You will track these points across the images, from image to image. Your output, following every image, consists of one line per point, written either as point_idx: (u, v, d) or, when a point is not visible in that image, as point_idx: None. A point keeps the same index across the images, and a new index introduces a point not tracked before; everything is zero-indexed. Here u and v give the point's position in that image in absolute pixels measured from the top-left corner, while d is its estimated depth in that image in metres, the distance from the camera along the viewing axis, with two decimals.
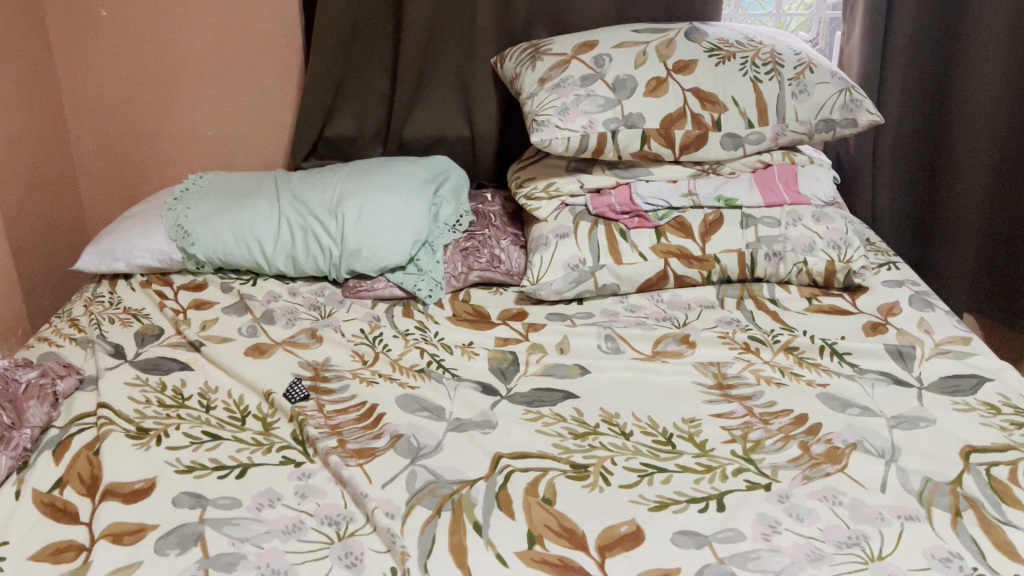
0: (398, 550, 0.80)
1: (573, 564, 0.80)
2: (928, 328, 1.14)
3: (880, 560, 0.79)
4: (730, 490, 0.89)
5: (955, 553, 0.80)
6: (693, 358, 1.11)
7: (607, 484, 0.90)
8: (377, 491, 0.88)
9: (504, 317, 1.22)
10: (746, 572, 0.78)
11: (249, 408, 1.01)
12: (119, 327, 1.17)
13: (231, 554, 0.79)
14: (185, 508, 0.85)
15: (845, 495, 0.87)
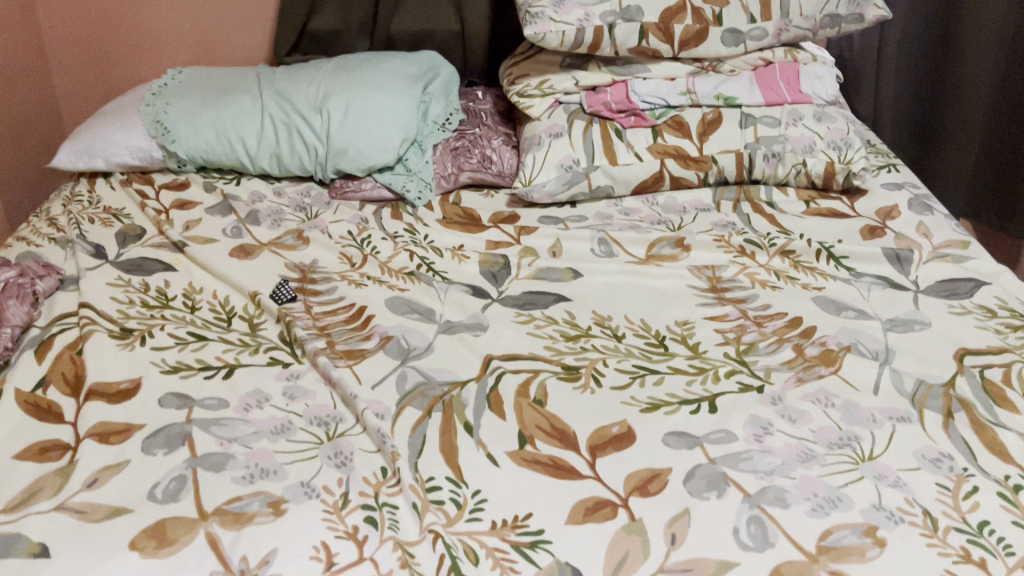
0: (389, 450, 0.80)
1: (564, 464, 0.80)
2: (926, 231, 1.12)
3: (871, 460, 0.79)
4: (722, 392, 0.88)
5: (945, 453, 0.80)
6: (687, 262, 1.09)
7: (598, 386, 0.89)
8: (367, 392, 0.87)
9: (495, 220, 1.19)
10: (737, 472, 0.78)
11: (235, 309, 0.99)
12: (99, 227, 1.14)
13: (220, 453, 0.79)
14: (171, 408, 0.83)
15: (838, 397, 0.87)
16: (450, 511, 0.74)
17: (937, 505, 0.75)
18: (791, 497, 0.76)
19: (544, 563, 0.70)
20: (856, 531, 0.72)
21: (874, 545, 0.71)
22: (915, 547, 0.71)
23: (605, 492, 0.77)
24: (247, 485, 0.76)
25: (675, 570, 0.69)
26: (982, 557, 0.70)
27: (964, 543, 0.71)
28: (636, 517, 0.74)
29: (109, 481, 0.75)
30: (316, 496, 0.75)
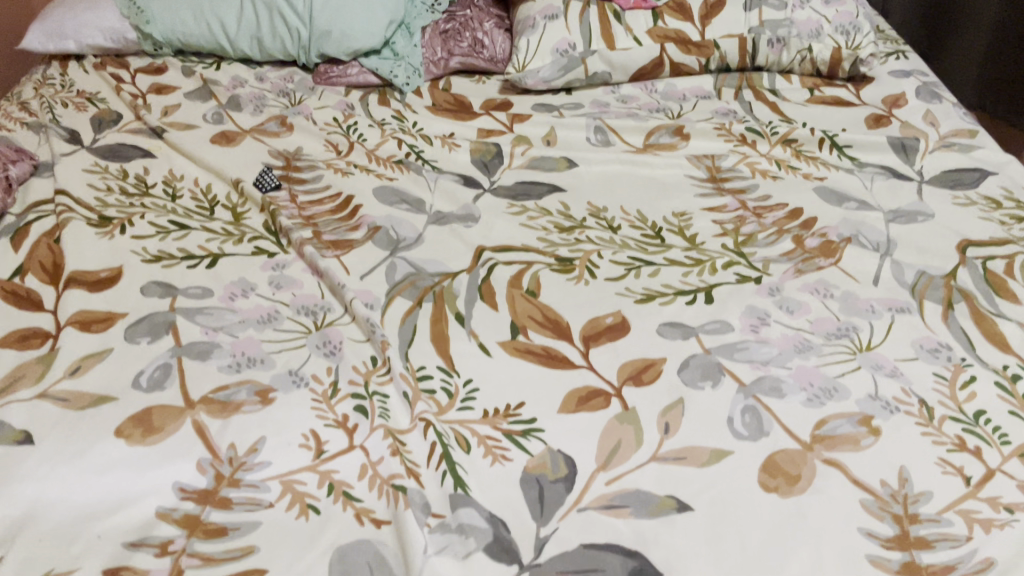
0: (379, 339, 0.78)
1: (557, 354, 0.78)
2: (933, 120, 1.08)
3: (868, 351, 0.78)
4: (719, 283, 0.86)
5: (944, 344, 0.79)
6: (686, 151, 1.05)
7: (592, 278, 0.87)
8: (356, 282, 0.85)
9: (487, 108, 1.14)
10: (733, 363, 0.77)
11: (218, 198, 0.96)
12: (73, 112, 1.09)
13: (205, 342, 0.77)
14: (154, 297, 0.81)
15: (837, 288, 0.85)
16: (442, 401, 0.73)
17: (934, 395, 0.74)
18: (786, 387, 0.75)
19: (536, 451, 0.69)
20: (851, 421, 0.71)
21: (869, 433, 0.70)
22: (911, 436, 0.70)
23: (598, 382, 0.76)
24: (233, 373, 0.74)
25: (668, 459, 0.69)
26: (978, 445, 0.69)
27: (960, 432, 0.70)
28: (629, 406, 0.73)
29: (92, 369, 0.73)
30: (304, 385, 0.74)
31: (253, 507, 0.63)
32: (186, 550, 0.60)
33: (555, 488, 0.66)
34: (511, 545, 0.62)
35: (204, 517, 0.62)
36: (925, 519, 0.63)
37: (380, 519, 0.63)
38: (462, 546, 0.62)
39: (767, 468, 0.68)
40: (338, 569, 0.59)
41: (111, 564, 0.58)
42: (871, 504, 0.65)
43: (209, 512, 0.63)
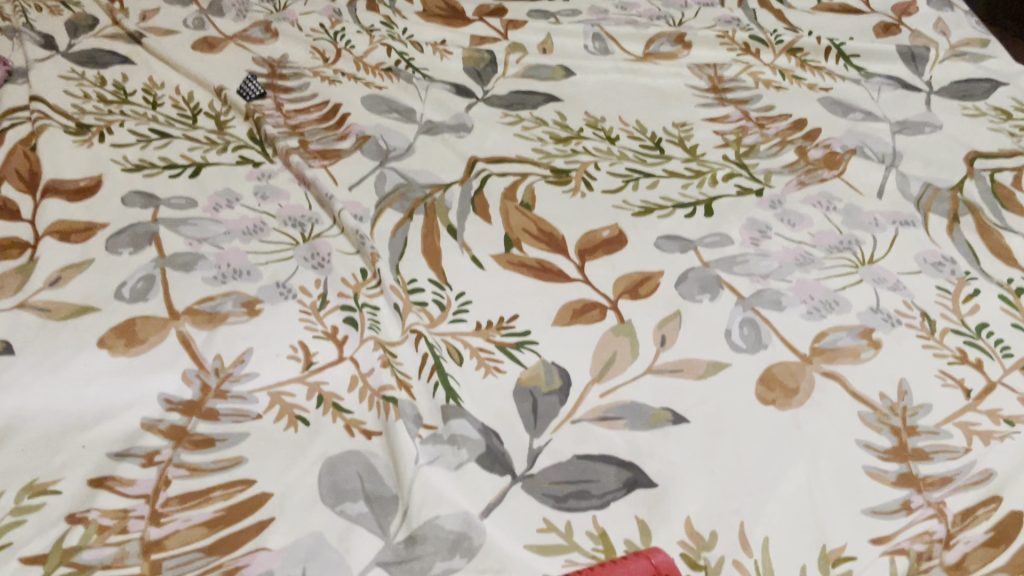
0: (368, 251, 0.76)
1: (551, 268, 0.76)
2: (944, 29, 1.05)
3: (870, 264, 0.76)
4: (719, 196, 0.84)
5: (948, 257, 0.77)
6: (687, 61, 1.02)
7: (589, 191, 0.84)
8: (344, 194, 0.83)
9: (480, 13, 1.09)
10: (732, 276, 0.75)
11: (200, 106, 0.92)
12: (46, 16, 1.04)
13: (189, 254, 0.75)
14: (135, 208, 0.78)
15: (840, 201, 0.83)
16: (433, 313, 0.72)
17: (936, 308, 0.72)
18: (786, 300, 0.73)
19: (530, 364, 0.68)
20: (851, 334, 0.70)
21: (869, 346, 0.69)
22: (912, 349, 0.69)
23: (594, 295, 0.74)
24: (219, 285, 0.72)
25: (664, 371, 0.67)
26: (979, 358, 0.68)
27: (961, 345, 0.69)
28: (625, 319, 0.72)
29: (72, 281, 0.71)
30: (291, 297, 0.72)
31: (241, 419, 0.62)
32: (173, 461, 0.59)
33: (549, 400, 0.65)
34: (503, 457, 0.61)
35: (191, 428, 0.61)
36: (924, 431, 0.62)
37: (370, 431, 0.62)
38: (454, 457, 0.61)
39: (765, 380, 0.66)
40: (327, 480, 0.58)
41: (96, 474, 0.57)
42: (870, 416, 0.63)
43: (196, 423, 0.61)
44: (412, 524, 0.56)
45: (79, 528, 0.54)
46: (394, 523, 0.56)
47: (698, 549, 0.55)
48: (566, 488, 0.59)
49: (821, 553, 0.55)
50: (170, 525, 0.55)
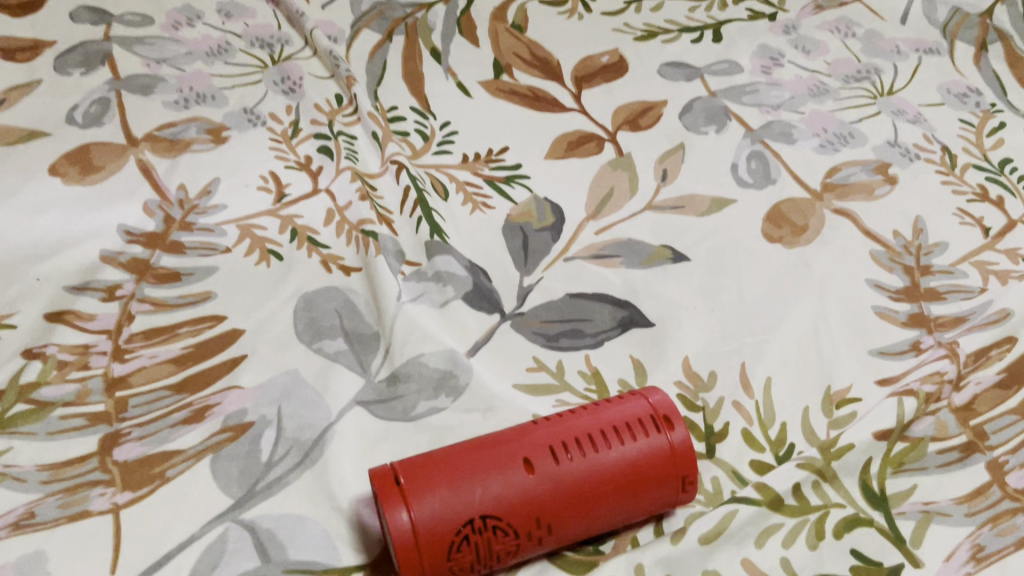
0: (343, 76, 0.70)
1: (545, 96, 0.70)
2: None
3: (890, 95, 0.71)
4: (729, 20, 0.77)
5: (973, 89, 0.72)
6: None
7: (587, 13, 0.77)
8: (316, 12, 0.75)
9: None
10: (740, 106, 0.70)
11: None
12: None
13: (147, 77, 0.68)
14: (85, 25, 0.71)
15: (860, 28, 0.77)
16: (416, 144, 0.66)
17: (959, 142, 0.67)
18: (798, 132, 0.68)
19: (521, 199, 0.63)
20: (866, 169, 0.65)
21: (884, 183, 0.64)
22: (929, 186, 0.64)
23: (591, 126, 0.68)
24: (181, 110, 0.66)
25: (665, 208, 0.63)
26: (1000, 196, 0.64)
27: (982, 182, 0.64)
28: (624, 152, 0.66)
29: (18, 103, 0.64)
30: (261, 124, 0.66)
31: (208, 253, 0.57)
32: (136, 296, 0.54)
33: (540, 237, 0.61)
34: (491, 295, 0.57)
35: (154, 262, 0.56)
36: (938, 270, 0.59)
37: (348, 267, 0.58)
38: (439, 295, 0.57)
39: (772, 218, 0.62)
40: (303, 316, 0.54)
41: (52, 307, 0.53)
42: (882, 255, 0.60)
43: (160, 257, 0.57)
44: (395, 363, 0.53)
45: (36, 364, 0.50)
46: (375, 362, 0.53)
47: (696, 390, 0.52)
48: (558, 327, 0.56)
49: (825, 395, 0.52)
50: (134, 362, 0.51)
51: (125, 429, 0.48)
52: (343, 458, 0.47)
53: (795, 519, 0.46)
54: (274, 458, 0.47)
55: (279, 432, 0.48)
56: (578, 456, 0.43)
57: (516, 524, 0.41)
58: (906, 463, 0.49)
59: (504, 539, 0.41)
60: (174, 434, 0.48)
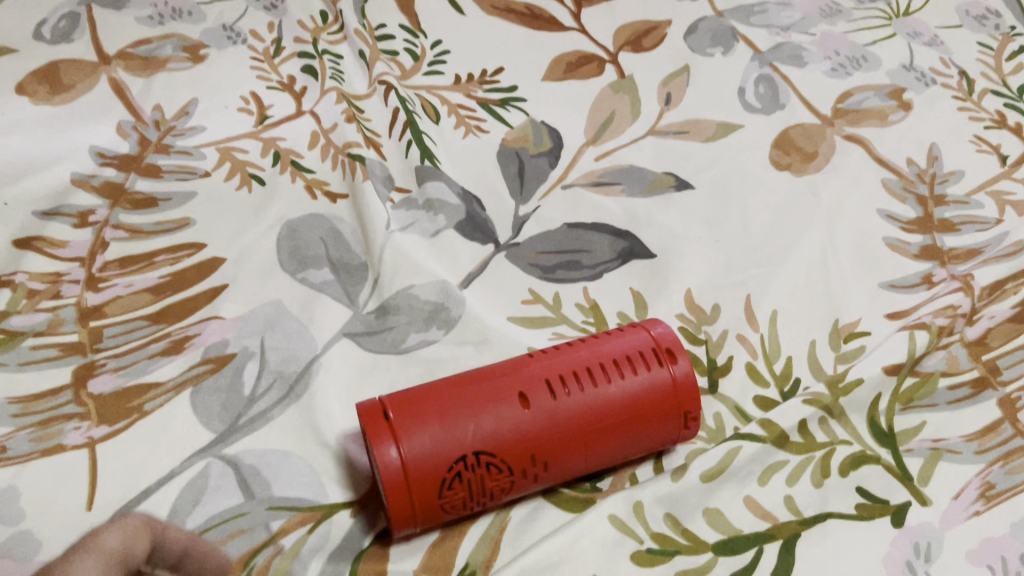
0: None
1: (543, 14, 0.66)
2: None
3: (906, 16, 0.68)
4: None
5: (992, 12, 0.69)
6: None
7: None
8: None
9: None
10: (748, 27, 0.66)
11: None
12: None
13: None
14: None
15: None
16: (405, 64, 0.63)
17: (977, 66, 0.64)
18: (808, 55, 0.64)
19: (516, 123, 0.60)
20: (880, 94, 0.62)
21: (898, 108, 0.61)
22: (945, 112, 0.61)
23: (591, 47, 0.64)
24: (156, 26, 0.62)
25: (668, 133, 0.60)
26: (1018, 123, 0.61)
27: (1000, 108, 0.61)
28: (626, 74, 0.63)
29: None
30: (241, 43, 0.62)
31: (186, 177, 0.54)
32: (110, 222, 0.52)
33: (537, 163, 0.58)
34: (485, 224, 0.55)
35: (129, 186, 0.54)
36: (952, 201, 0.56)
37: (334, 194, 0.55)
38: (430, 224, 0.54)
39: (780, 144, 0.59)
40: (287, 245, 0.52)
41: (22, 233, 0.50)
42: (894, 184, 0.57)
43: (134, 181, 0.54)
44: (384, 294, 0.50)
45: (5, 292, 0.47)
46: (363, 293, 0.50)
47: (699, 323, 0.50)
48: (555, 258, 0.53)
49: (833, 328, 0.50)
50: (109, 291, 0.48)
51: (100, 361, 0.45)
52: (329, 392, 0.45)
53: (801, 456, 0.45)
54: (257, 392, 0.45)
55: (262, 365, 0.46)
56: (576, 391, 0.41)
57: (510, 461, 0.40)
58: (915, 399, 0.47)
59: (498, 476, 0.40)
60: (152, 367, 0.45)
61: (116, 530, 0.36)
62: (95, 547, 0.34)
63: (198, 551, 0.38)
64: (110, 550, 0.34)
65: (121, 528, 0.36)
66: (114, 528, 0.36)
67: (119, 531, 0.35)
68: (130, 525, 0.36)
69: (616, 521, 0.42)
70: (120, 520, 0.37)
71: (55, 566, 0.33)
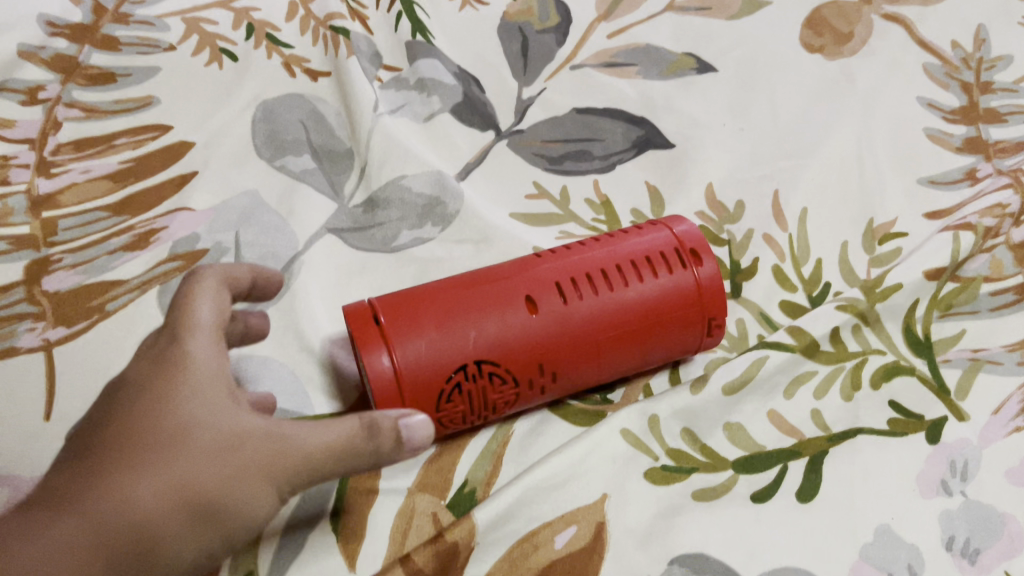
0: None
1: None
2: None
3: None
4: None
5: None
6: None
7: None
8: None
9: None
10: None
11: None
12: None
13: None
14: None
15: None
16: None
17: None
18: None
19: None
20: None
21: None
22: None
23: None
24: None
25: (688, 10, 0.54)
26: None
27: None
28: None
29: None
30: None
31: (147, 51, 0.48)
32: (63, 99, 0.46)
33: (542, 40, 0.52)
34: (484, 107, 0.49)
35: (83, 60, 0.47)
36: (1000, 89, 0.51)
37: (315, 72, 0.49)
38: (423, 107, 0.49)
39: (811, 23, 0.53)
40: (263, 129, 0.46)
41: None
42: (937, 70, 0.51)
43: (89, 53, 0.48)
44: (372, 186, 0.45)
45: None
46: (349, 184, 0.45)
47: (720, 222, 0.46)
48: (562, 148, 0.48)
49: (867, 229, 0.46)
50: (63, 178, 0.43)
51: (55, 256, 0.40)
52: (313, 293, 0.41)
53: (830, 367, 0.41)
54: None
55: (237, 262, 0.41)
56: (589, 295, 0.37)
57: (516, 371, 0.36)
58: (955, 306, 0.43)
59: (502, 387, 0.36)
60: (114, 263, 0.41)
61: (204, 293, 0.31)
62: (196, 319, 0.30)
63: (264, 278, 0.36)
64: (213, 322, 0.30)
65: (205, 281, 0.31)
66: (202, 286, 0.31)
67: (208, 295, 0.31)
68: (213, 281, 0.32)
69: (629, 436, 0.39)
70: (200, 276, 0.32)
71: (164, 349, 0.29)
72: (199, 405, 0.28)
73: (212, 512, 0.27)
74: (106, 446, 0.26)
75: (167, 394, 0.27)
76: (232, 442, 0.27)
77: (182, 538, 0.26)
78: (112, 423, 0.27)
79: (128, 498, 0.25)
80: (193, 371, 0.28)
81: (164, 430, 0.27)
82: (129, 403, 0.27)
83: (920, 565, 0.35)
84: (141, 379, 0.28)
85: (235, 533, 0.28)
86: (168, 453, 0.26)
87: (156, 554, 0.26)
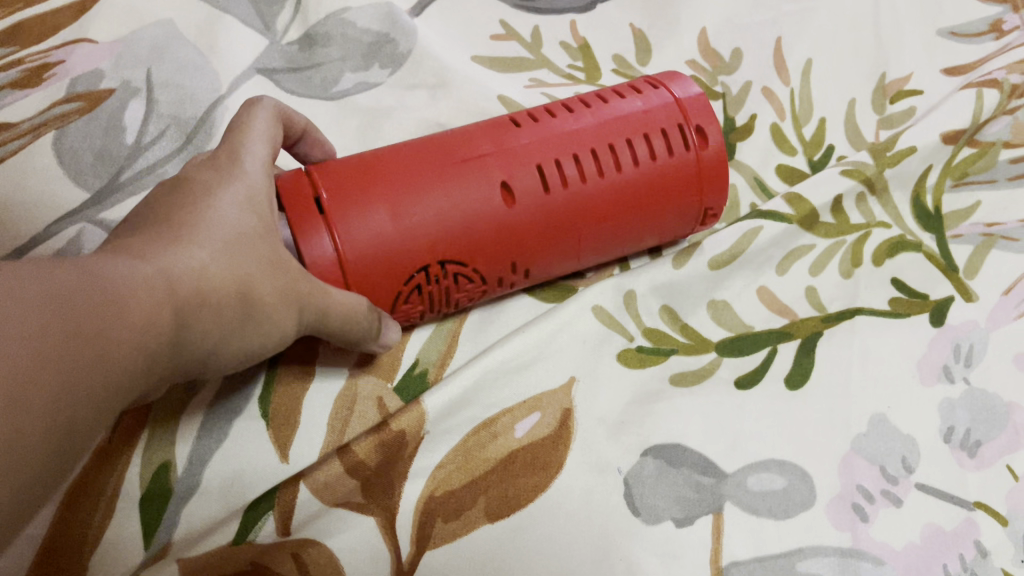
0: None
1: None
2: None
3: None
4: None
5: None
6: None
7: None
8: None
9: None
10: None
11: None
12: None
13: None
14: None
15: None
16: None
17: None
18: None
19: None
20: None
21: None
22: None
23: None
24: None
25: None
26: None
27: None
28: None
29: None
30: None
31: None
32: None
33: None
34: None
35: None
36: None
37: None
38: None
39: None
40: None
41: None
42: None
43: None
44: (310, 20, 0.38)
45: None
46: (282, 17, 0.38)
47: (714, 74, 0.41)
48: None
49: (878, 85, 0.40)
50: None
51: None
52: None
53: (830, 241, 0.37)
54: (145, 140, 0.34)
55: (149, 105, 0.35)
56: (575, 183, 0.31)
57: (483, 270, 0.31)
58: (970, 174, 0.38)
59: (466, 286, 0.31)
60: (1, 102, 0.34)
61: (257, 118, 0.28)
62: (249, 139, 0.28)
63: (312, 137, 0.32)
64: (265, 148, 0.28)
65: (258, 111, 0.29)
66: (256, 113, 0.29)
67: (261, 122, 0.28)
68: (264, 110, 0.29)
69: (602, 314, 0.34)
70: (253, 104, 0.29)
71: (219, 159, 0.27)
72: (255, 218, 0.26)
73: (250, 318, 0.25)
74: (169, 221, 0.24)
75: (226, 193, 0.25)
76: (278, 263, 0.26)
77: (220, 333, 0.25)
78: (170, 209, 0.25)
79: (194, 270, 0.23)
80: (248, 183, 0.26)
81: (226, 232, 0.25)
82: (184, 194, 0.25)
83: (914, 458, 0.31)
84: (195, 177, 0.26)
85: (256, 348, 0.26)
86: (230, 252, 0.24)
87: (203, 339, 0.24)
